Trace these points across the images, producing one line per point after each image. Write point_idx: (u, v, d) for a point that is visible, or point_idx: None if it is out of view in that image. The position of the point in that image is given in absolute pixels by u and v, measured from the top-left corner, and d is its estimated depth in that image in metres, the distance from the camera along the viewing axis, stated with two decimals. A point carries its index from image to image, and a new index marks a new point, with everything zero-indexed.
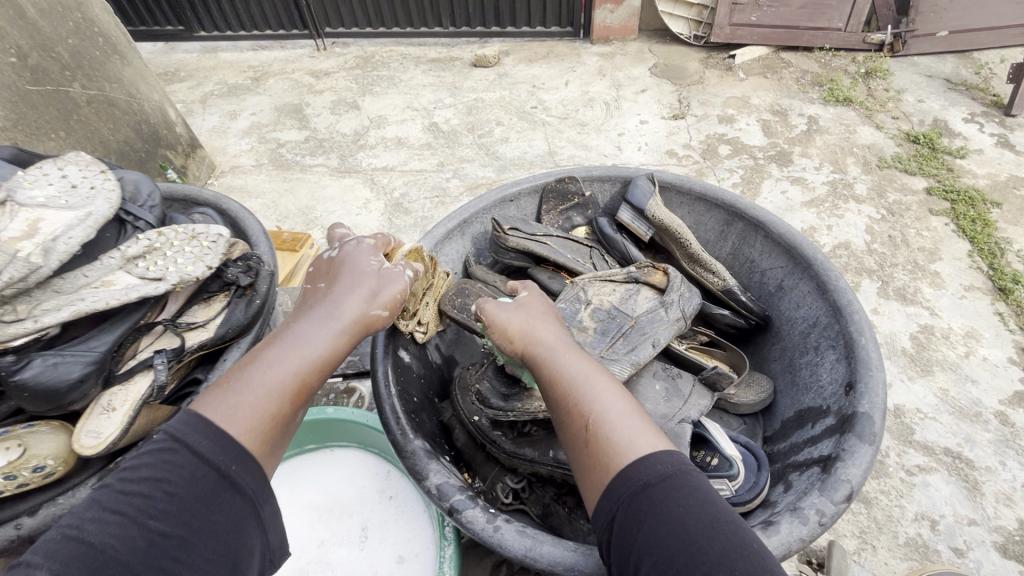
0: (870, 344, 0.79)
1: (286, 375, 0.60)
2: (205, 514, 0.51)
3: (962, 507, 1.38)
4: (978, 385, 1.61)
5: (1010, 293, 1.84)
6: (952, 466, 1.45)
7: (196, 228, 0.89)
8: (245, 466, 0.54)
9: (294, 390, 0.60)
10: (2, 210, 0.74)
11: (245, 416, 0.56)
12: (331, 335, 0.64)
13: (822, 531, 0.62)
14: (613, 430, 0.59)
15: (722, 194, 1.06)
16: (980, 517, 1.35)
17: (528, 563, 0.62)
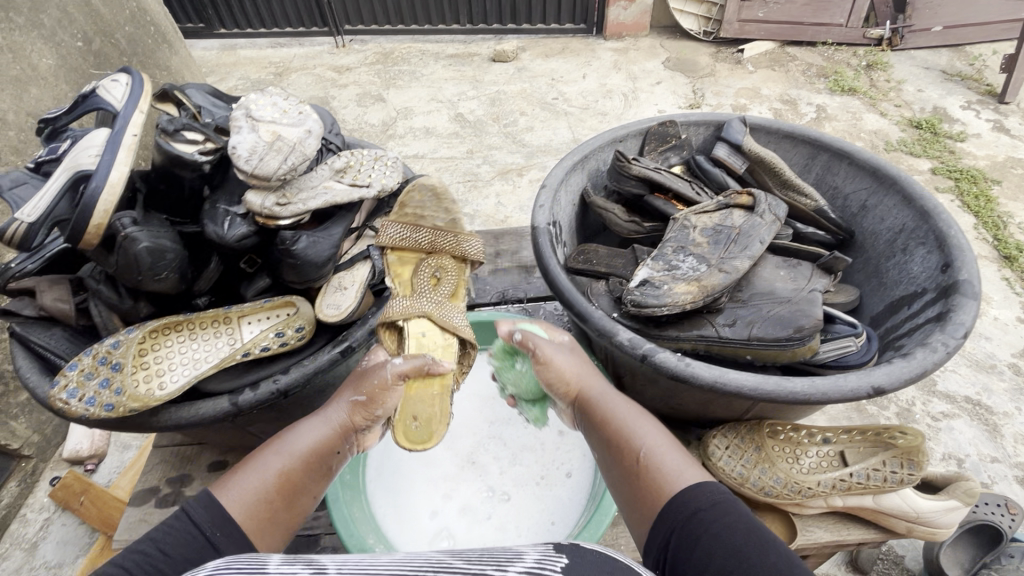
0: (958, 235, 0.96)
1: (280, 465, 0.67)
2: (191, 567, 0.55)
3: (985, 447, 1.52)
4: (991, 340, 1.77)
5: (1014, 260, 2.03)
6: (974, 412, 1.59)
7: (381, 151, 0.98)
8: (229, 538, 0.59)
9: (280, 479, 0.66)
10: (245, 124, 0.81)
11: (246, 495, 0.62)
12: (324, 429, 0.72)
13: (949, 356, 0.79)
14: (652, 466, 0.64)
15: (808, 131, 1.23)
16: (1002, 455, 1.50)
17: (718, 388, 0.79)
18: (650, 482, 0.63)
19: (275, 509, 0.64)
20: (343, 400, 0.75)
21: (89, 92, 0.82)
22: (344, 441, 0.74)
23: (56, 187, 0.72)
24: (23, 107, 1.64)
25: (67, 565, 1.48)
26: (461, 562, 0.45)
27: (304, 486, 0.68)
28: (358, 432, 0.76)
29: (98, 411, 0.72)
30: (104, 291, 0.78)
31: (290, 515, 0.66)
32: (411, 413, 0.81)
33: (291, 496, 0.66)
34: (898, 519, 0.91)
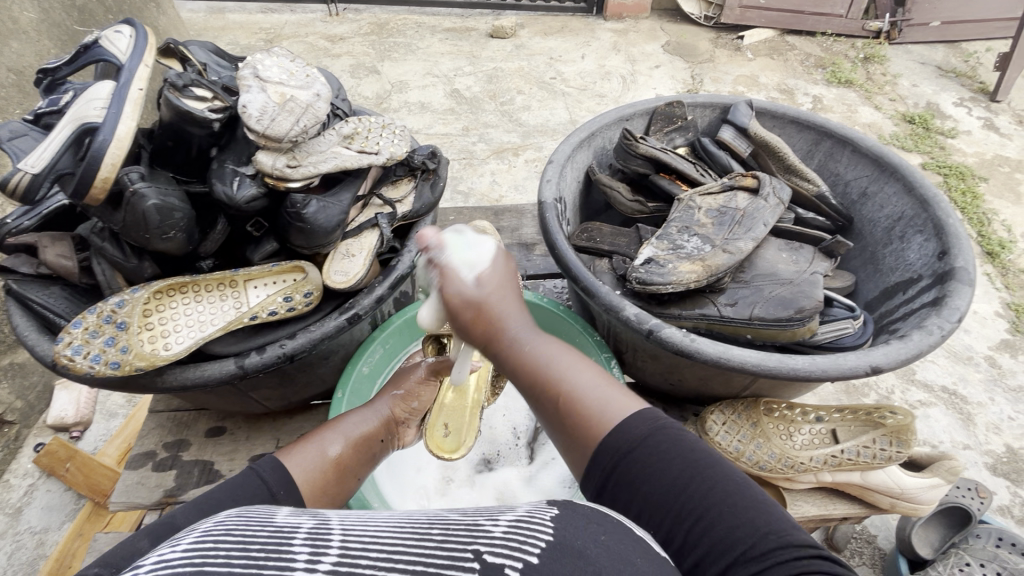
0: (956, 223, 0.99)
1: (337, 445, 0.78)
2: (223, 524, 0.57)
3: (958, 434, 1.58)
4: (969, 333, 1.83)
5: (996, 256, 2.08)
6: (949, 401, 1.65)
7: (388, 119, 0.98)
8: (288, 492, 0.68)
9: (336, 458, 0.77)
10: (252, 83, 0.80)
11: (309, 461, 0.73)
12: (371, 421, 0.85)
13: (943, 339, 0.82)
14: (585, 406, 0.54)
15: (813, 117, 1.24)
16: (974, 442, 1.56)
17: (722, 364, 0.81)
18: (586, 424, 0.54)
19: (328, 483, 0.74)
20: (384, 397, 0.88)
21: (91, 43, 0.80)
22: (387, 432, 0.86)
23: (60, 138, 0.69)
24: (4, 62, 1.57)
25: (56, 529, 1.48)
26: (456, 516, 0.44)
27: (352, 467, 0.79)
28: (398, 425, 0.88)
29: (103, 369, 0.72)
30: (109, 249, 0.77)
31: (338, 492, 0.76)
32: (442, 423, 0.92)
33: (340, 474, 0.76)
34: (883, 495, 0.95)
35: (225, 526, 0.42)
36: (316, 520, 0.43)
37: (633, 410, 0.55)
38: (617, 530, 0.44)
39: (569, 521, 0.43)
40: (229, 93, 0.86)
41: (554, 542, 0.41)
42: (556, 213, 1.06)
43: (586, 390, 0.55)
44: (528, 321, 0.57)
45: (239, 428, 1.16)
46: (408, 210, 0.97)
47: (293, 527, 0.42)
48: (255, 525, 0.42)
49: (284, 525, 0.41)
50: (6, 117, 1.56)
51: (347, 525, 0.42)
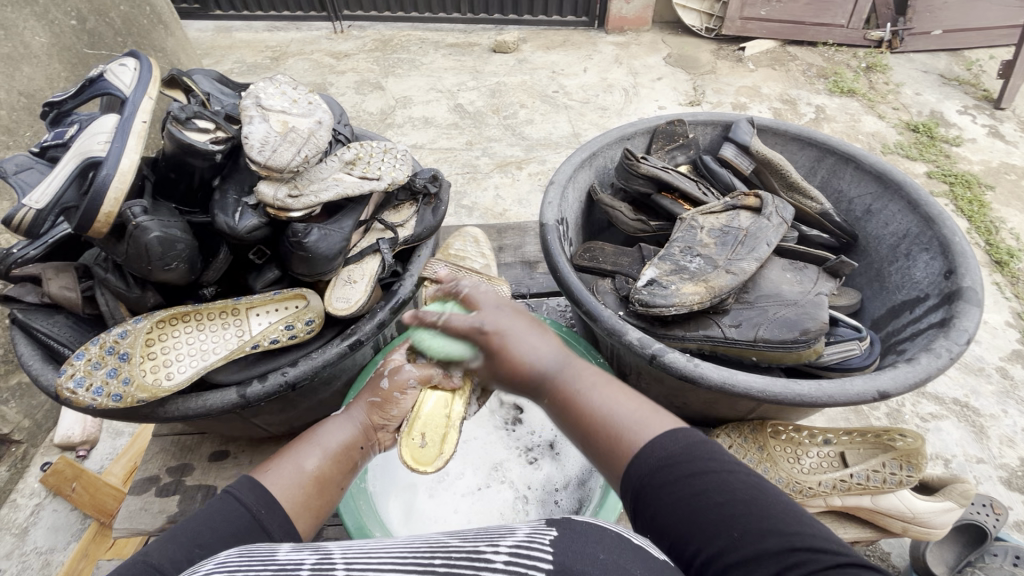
0: (962, 241, 0.98)
1: (315, 465, 0.69)
2: (204, 536, 0.54)
3: (971, 448, 1.55)
4: (980, 344, 1.80)
5: (1005, 265, 2.06)
6: (961, 414, 1.62)
7: (389, 143, 0.98)
8: (269, 511, 0.61)
9: (315, 477, 0.68)
10: (254, 112, 0.81)
11: (284, 482, 0.65)
12: (350, 429, 0.75)
13: (952, 361, 0.81)
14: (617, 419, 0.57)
15: (815, 134, 1.23)
16: (987, 456, 1.53)
17: (726, 389, 0.80)
18: (607, 437, 0.56)
19: (310, 502, 0.66)
20: (363, 401, 0.79)
21: (96, 76, 0.80)
22: (369, 439, 0.77)
23: (65, 172, 0.70)
24: (14, 86, 1.60)
25: (60, 550, 1.47)
26: (456, 542, 0.44)
27: (335, 480, 0.71)
28: (381, 431, 0.79)
29: (106, 401, 0.72)
30: (113, 280, 0.78)
31: (322, 508, 0.68)
32: (420, 431, 0.84)
33: (321, 490, 0.68)
34: (894, 519, 0.93)
35: (230, 564, 0.43)
36: (319, 554, 0.44)
37: (659, 429, 0.55)
38: (618, 545, 0.43)
39: (568, 542, 0.42)
40: (231, 122, 0.87)
41: (553, 566, 0.40)
42: (558, 233, 1.06)
43: (607, 406, 0.58)
44: (548, 347, 0.66)
45: (243, 452, 1.16)
46: (410, 234, 0.98)
47: (296, 565, 0.42)
48: (260, 562, 0.43)
49: (288, 562, 0.42)
50: (15, 140, 1.58)
51: (351, 558, 0.42)
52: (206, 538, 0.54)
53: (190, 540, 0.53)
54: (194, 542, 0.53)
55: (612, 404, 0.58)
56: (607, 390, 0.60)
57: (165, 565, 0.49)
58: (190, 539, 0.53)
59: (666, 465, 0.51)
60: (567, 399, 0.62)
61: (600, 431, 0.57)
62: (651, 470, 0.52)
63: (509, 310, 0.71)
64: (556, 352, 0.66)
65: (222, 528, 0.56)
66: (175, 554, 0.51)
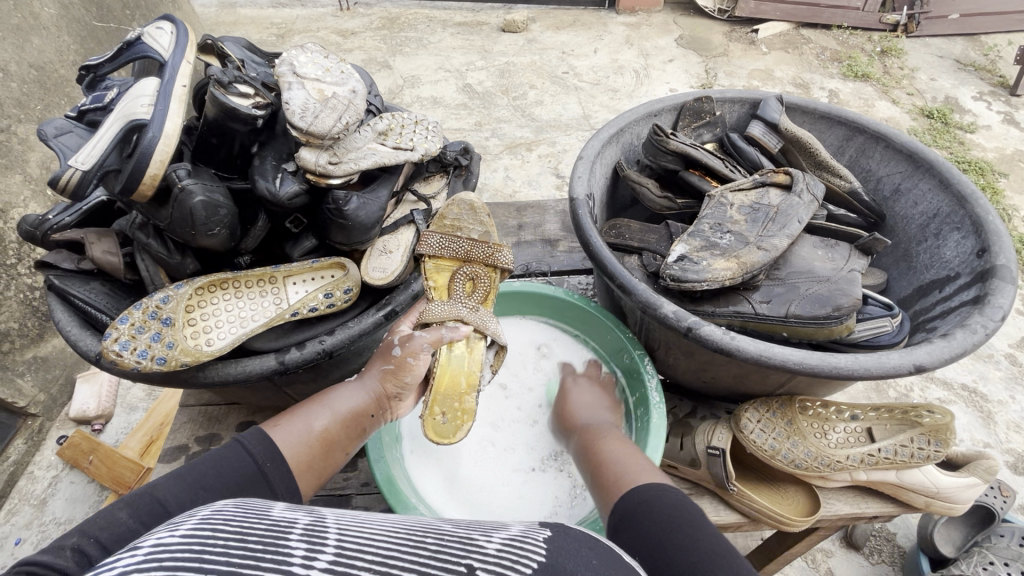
0: (995, 220, 0.97)
1: (324, 429, 0.71)
2: (209, 482, 0.58)
3: (978, 433, 1.56)
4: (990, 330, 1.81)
5: (1016, 253, 2.06)
6: (969, 399, 1.63)
7: (421, 115, 0.97)
8: (275, 464, 0.64)
9: (323, 439, 0.70)
10: (291, 80, 0.81)
11: (293, 441, 0.68)
12: (361, 397, 0.77)
13: (987, 337, 0.81)
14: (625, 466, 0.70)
15: (845, 113, 1.22)
16: (994, 440, 1.54)
17: (762, 361, 0.80)
18: (611, 484, 0.68)
19: (313, 460, 0.68)
20: (376, 368, 0.79)
21: (133, 39, 0.79)
22: (380, 408, 0.78)
23: (109, 135, 0.70)
24: (25, 57, 1.58)
25: (78, 521, 1.49)
26: (449, 528, 0.46)
27: (341, 446, 0.73)
28: (392, 399, 0.80)
29: (151, 364, 0.72)
30: (155, 245, 0.77)
31: (326, 469, 0.70)
32: (441, 407, 0.83)
33: (327, 452, 0.70)
34: (918, 494, 0.95)
35: (221, 516, 0.42)
36: (311, 519, 0.44)
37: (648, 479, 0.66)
38: (607, 556, 0.46)
39: (562, 543, 0.45)
40: (267, 89, 0.86)
41: (546, 563, 0.42)
42: (587, 208, 1.05)
43: (618, 463, 0.71)
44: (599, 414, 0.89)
45: None
46: (443, 206, 0.98)
47: (288, 525, 0.42)
48: (252, 518, 0.42)
49: (280, 521, 0.42)
50: (27, 112, 1.56)
51: (343, 525, 0.43)
52: (210, 483, 0.58)
53: (197, 482, 0.58)
54: (199, 484, 0.57)
55: (622, 461, 0.72)
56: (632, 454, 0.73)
57: (168, 501, 0.54)
58: (196, 481, 0.58)
59: (648, 502, 0.60)
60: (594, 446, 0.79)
61: (610, 485, 0.68)
62: (640, 502, 0.61)
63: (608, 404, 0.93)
64: (607, 418, 0.88)
65: (227, 476, 0.60)
66: (180, 492, 0.56)
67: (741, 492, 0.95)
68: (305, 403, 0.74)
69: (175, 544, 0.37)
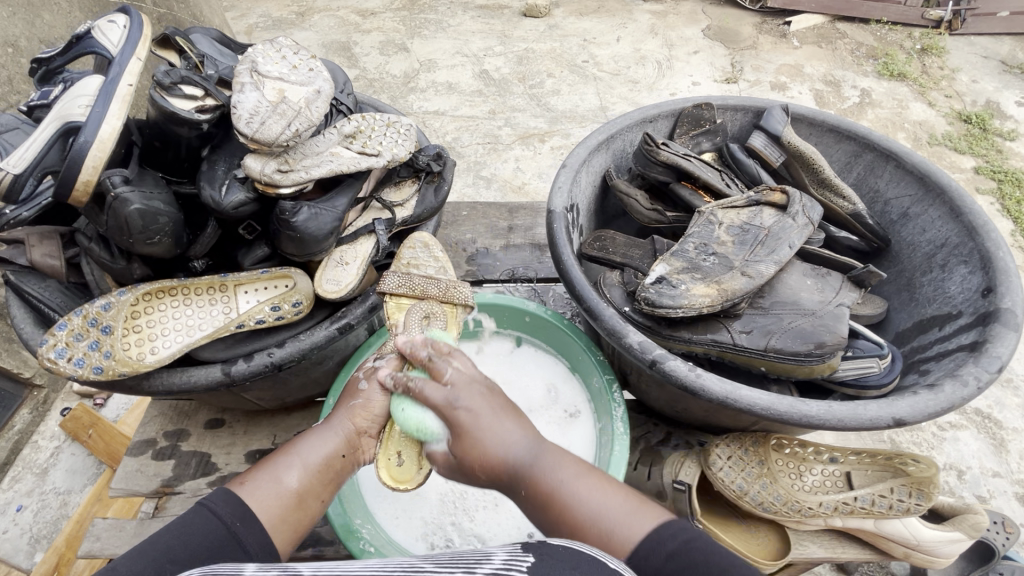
0: (1006, 257, 0.89)
1: (292, 481, 0.67)
2: (174, 542, 0.56)
3: (987, 461, 1.46)
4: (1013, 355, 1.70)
5: None
6: (981, 425, 1.52)
7: (391, 116, 0.92)
8: (245, 526, 0.61)
9: (294, 495, 0.66)
10: (250, 80, 0.77)
11: (261, 498, 0.64)
12: (331, 441, 0.72)
13: (979, 391, 0.74)
14: (590, 528, 0.57)
15: (855, 127, 1.14)
16: (1004, 470, 1.44)
17: (728, 403, 0.75)
18: (594, 539, 0.57)
19: (288, 518, 0.65)
20: (344, 408, 0.75)
21: (83, 33, 0.77)
22: (353, 449, 0.74)
23: (44, 135, 0.68)
24: (36, 33, 1.53)
25: (76, 493, 1.49)
26: (431, 566, 0.45)
27: (317, 496, 0.68)
28: (365, 438, 0.75)
29: (86, 374, 0.70)
30: (97, 250, 0.76)
31: (302, 525, 0.66)
32: (397, 447, 0.76)
33: (300, 506, 0.66)
34: (897, 545, 0.89)
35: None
36: (290, 573, 0.45)
37: (644, 528, 0.56)
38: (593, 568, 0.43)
39: (544, 568, 0.42)
40: (224, 87, 0.82)
41: None
42: (566, 219, 1.00)
43: (594, 505, 0.59)
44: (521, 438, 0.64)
45: (238, 421, 1.16)
46: (410, 215, 0.94)
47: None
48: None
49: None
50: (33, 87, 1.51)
51: None
52: (173, 550, 0.55)
53: (161, 553, 0.54)
54: (164, 556, 0.54)
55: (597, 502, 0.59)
56: (590, 487, 0.60)
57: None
58: (160, 553, 0.54)
59: (675, 555, 0.53)
60: (542, 493, 0.61)
61: (587, 532, 0.58)
62: (659, 567, 0.53)
63: (484, 386, 0.67)
64: (526, 439, 0.64)
65: (193, 541, 0.57)
66: (140, 566, 0.52)
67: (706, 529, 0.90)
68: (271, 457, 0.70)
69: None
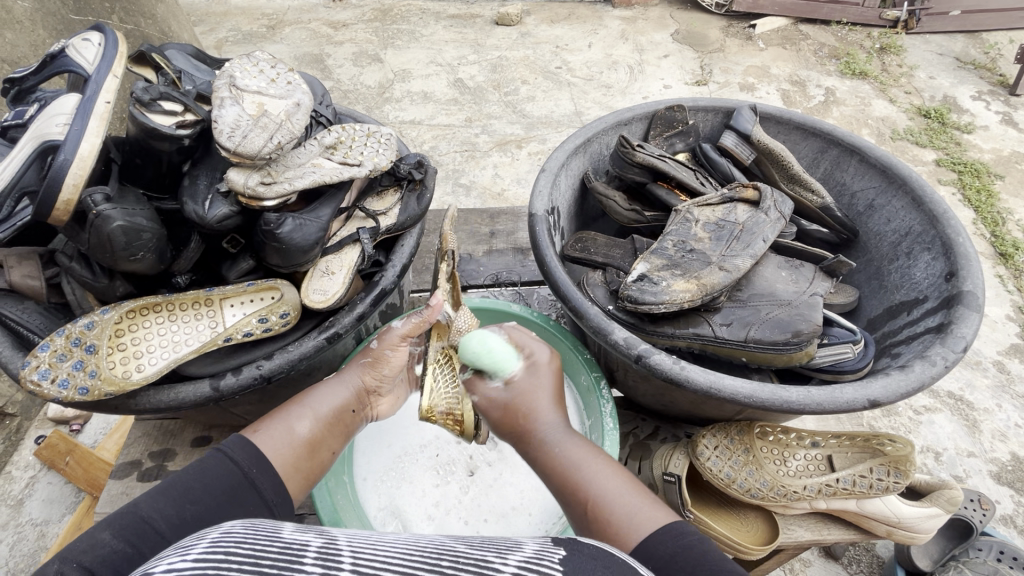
0: (966, 243, 0.94)
1: (304, 430, 0.73)
2: (192, 488, 0.59)
3: (962, 441, 1.49)
4: (978, 337, 1.74)
5: (1010, 258, 2.01)
6: (954, 407, 1.56)
7: (371, 126, 0.93)
8: (262, 471, 0.65)
9: (307, 443, 0.72)
10: (227, 93, 0.77)
11: (279, 445, 0.69)
12: (342, 396, 0.80)
13: (947, 370, 0.78)
14: (611, 508, 0.58)
15: (820, 124, 1.18)
16: (978, 450, 1.47)
17: (713, 394, 0.77)
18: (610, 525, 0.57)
19: (300, 464, 0.70)
20: (355, 366, 0.84)
21: (58, 52, 0.76)
22: (360, 403, 0.83)
23: (23, 155, 0.68)
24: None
25: (55, 520, 1.41)
26: (462, 548, 0.43)
27: (325, 445, 0.75)
28: (371, 394, 0.84)
29: (71, 395, 0.69)
30: (78, 269, 0.75)
31: (313, 470, 0.72)
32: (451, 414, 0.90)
33: (312, 453, 0.72)
34: (879, 523, 0.92)
35: (234, 536, 0.41)
36: (325, 538, 0.42)
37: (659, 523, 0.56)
38: (624, 566, 0.44)
39: (577, 563, 0.42)
40: (202, 102, 0.83)
41: None
42: (547, 220, 1.03)
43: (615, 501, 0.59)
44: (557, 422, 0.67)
45: (226, 437, 1.15)
46: (393, 223, 0.94)
47: (301, 546, 0.40)
48: (264, 539, 0.41)
49: (293, 541, 0.40)
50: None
51: (357, 545, 0.41)
52: (194, 491, 0.58)
53: (182, 495, 0.58)
54: (185, 497, 0.57)
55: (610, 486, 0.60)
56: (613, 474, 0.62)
57: (154, 518, 0.54)
58: (181, 494, 0.57)
59: (679, 554, 0.52)
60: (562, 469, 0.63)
61: (600, 512, 0.59)
62: (672, 553, 0.52)
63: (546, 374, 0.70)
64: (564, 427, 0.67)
65: (210, 485, 0.60)
66: (165, 508, 0.56)
67: (696, 518, 0.93)
68: (282, 408, 0.75)
69: (187, 571, 0.36)
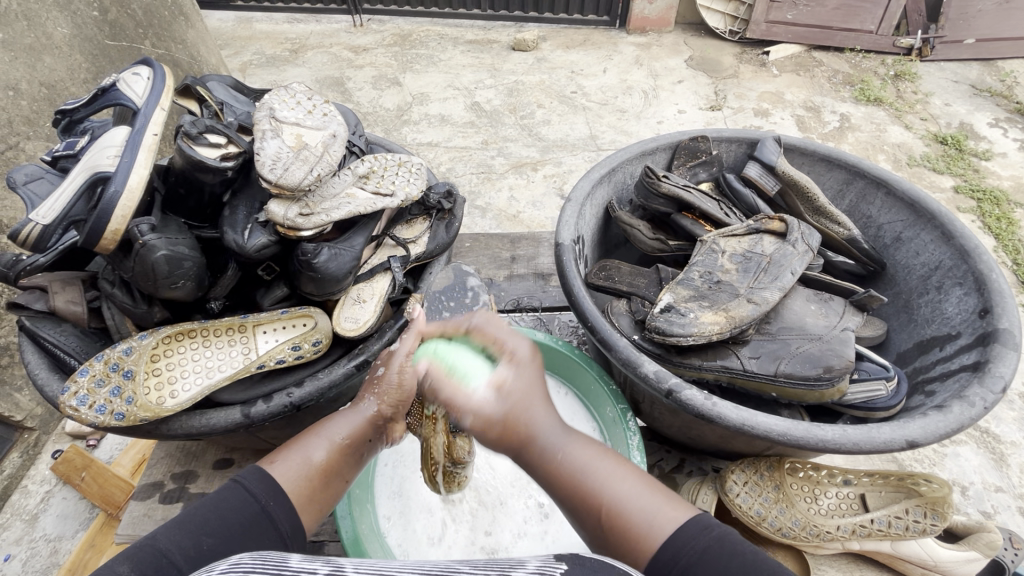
0: (999, 279, 0.93)
1: (316, 460, 0.69)
2: (210, 521, 0.55)
3: (990, 476, 1.45)
4: None
5: None
6: (981, 440, 1.52)
7: (403, 156, 0.95)
8: (278, 503, 0.61)
9: (321, 471, 0.68)
10: (267, 126, 0.80)
11: (295, 471, 0.66)
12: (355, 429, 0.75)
13: (986, 411, 0.77)
14: (629, 512, 0.55)
15: (845, 156, 1.19)
16: (1007, 485, 1.43)
17: (745, 431, 0.76)
18: (629, 530, 0.54)
19: (314, 493, 0.67)
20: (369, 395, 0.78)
21: (108, 85, 0.79)
22: (375, 431, 0.78)
23: (73, 188, 0.70)
24: (37, 77, 1.52)
25: (70, 537, 1.40)
26: (466, 571, 0.43)
27: (337, 475, 0.71)
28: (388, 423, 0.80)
29: (108, 420, 0.70)
30: (119, 295, 0.77)
31: (326, 499, 0.68)
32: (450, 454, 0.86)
33: (327, 482, 0.69)
34: (914, 566, 0.89)
35: (245, 565, 0.40)
36: (332, 567, 0.42)
37: (676, 520, 0.53)
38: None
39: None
40: (243, 133, 0.85)
41: None
42: (573, 248, 1.03)
43: (625, 496, 0.56)
44: (550, 418, 0.61)
45: (247, 460, 1.14)
46: (423, 251, 0.96)
47: (310, 573, 0.40)
48: (274, 568, 0.40)
49: (302, 570, 0.40)
50: (35, 131, 1.50)
51: (364, 575, 0.41)
52: (213, 524, 0.55)
53: (199, 527, 0.54)
54: (202, 529, 0.54)
55: (625, 488, 0.56)
56: (621, 474, 0.58)
57: (172, 551, 0.51)
58: (198, 526, 0.54)
59: (706, 554, 0.50)
60: (575, 479, 0.58)
61: (617, 519, 0.55)
62: (697, 552, 0.50)
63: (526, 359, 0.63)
64: (558, 426, 0.61)
65: (229, 517, 0.56)
66: (182, 540, 0.52)
67: None
68: (293, 438, 0.71)
69: None
